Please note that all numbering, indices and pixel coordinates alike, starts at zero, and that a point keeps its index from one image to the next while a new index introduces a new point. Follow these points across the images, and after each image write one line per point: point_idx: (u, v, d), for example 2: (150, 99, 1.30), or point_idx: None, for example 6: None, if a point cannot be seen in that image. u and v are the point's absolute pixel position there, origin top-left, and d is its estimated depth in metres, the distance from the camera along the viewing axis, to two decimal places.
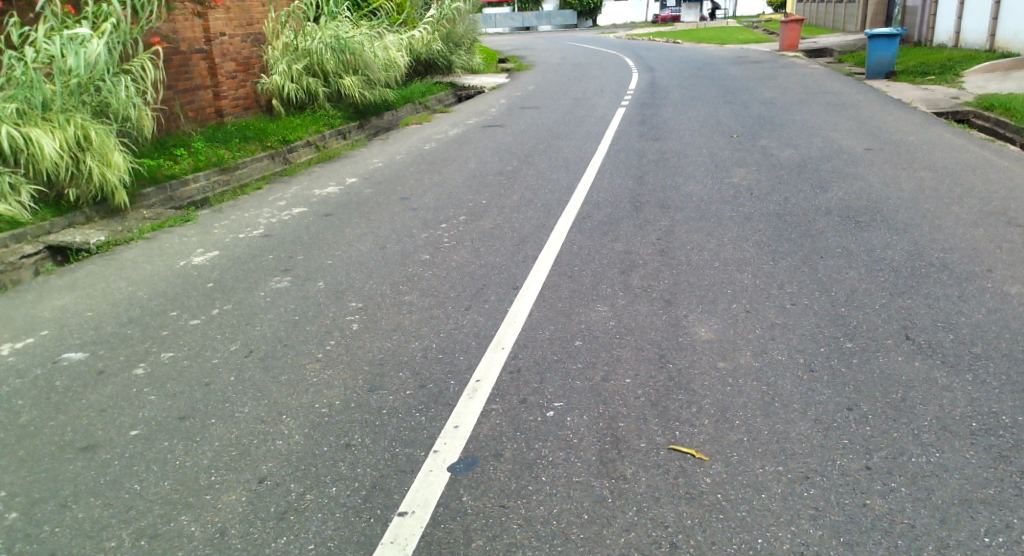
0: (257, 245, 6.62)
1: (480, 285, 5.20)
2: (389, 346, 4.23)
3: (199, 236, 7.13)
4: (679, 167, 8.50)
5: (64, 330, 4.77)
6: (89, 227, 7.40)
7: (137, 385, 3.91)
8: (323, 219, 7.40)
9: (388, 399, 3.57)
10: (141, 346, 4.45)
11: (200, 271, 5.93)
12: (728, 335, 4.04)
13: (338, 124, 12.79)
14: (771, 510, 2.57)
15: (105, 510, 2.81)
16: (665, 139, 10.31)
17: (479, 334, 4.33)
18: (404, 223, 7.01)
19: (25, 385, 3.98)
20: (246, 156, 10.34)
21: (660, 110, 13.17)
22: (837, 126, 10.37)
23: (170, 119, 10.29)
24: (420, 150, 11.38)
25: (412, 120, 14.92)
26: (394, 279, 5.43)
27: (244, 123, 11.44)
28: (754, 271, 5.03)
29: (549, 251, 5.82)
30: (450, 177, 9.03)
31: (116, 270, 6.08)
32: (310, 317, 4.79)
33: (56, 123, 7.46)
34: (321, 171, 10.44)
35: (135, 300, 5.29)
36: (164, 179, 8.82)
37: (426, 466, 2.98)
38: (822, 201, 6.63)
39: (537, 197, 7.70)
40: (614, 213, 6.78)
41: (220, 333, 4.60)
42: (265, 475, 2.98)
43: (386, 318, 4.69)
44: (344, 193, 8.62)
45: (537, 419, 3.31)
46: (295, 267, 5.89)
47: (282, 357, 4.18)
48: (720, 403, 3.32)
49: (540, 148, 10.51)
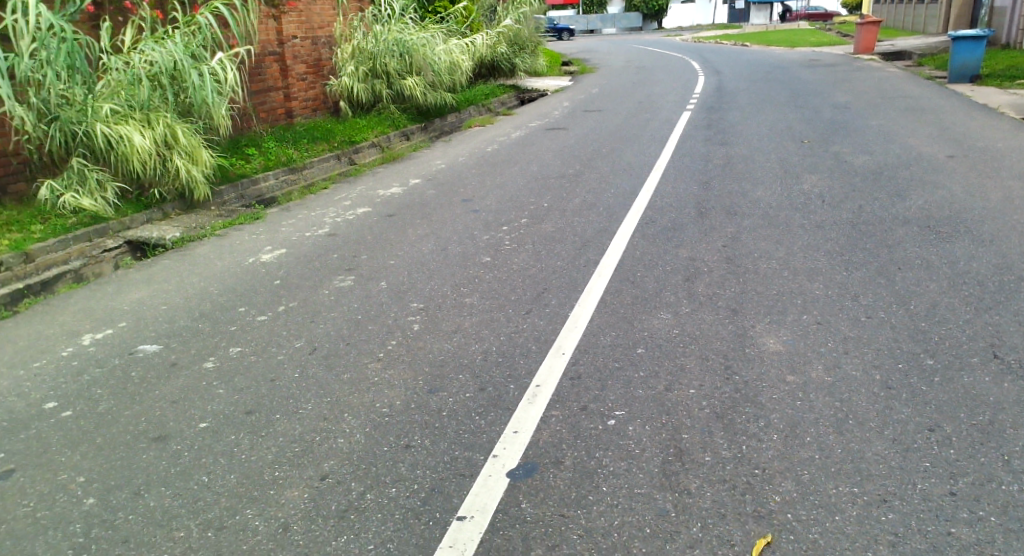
0: (322, 244, 6.75)
1: (541, 288, 5.16)
2: (450, 348, 4.23)
3: (267, 234, 7.31)
4: (747, 173, 8.29)
5: (140, 323, 4.95)
6: (165, 223, 7.68)
7: (207, 379, 4.02)
8: (387, 220, 7.50)
9: (448, 402, 3.57)
10: (212, 340, 4.58)
11: (268, 268, 6.08)
12: (798, 348, 3.90)
13: (402, 125, 12.97)
14: (845, 533, 2.46)
15: (174, 500, 2.88)
16: (731, 143, 10.08)
17: (539, 339, 4.29)
18: (466, 225, 7.04)
19: (103, 374, 4.14)
20: (313, 156, 10.57)
21: (727, 114, 12.90)
22: (916, 132, 9.95)
23: (243, 120, 10.62)
24: (483, 152, 11.44)
25: (475, 123, 15.01)
26: (455, 281, 5.45)
27: (313, 124, 11.69)
28: (826, 282, 4.85)
29: (611, 256, 5.75)
30: (512, 180, 9.03)
31: (189, 266, 6.28)
32: (373, 317, 4.84)
33: (146, 122, 7.82)
34: (386, 172, 10.60)
35: (206, 296, 5.45)
36: (236, 178, 9.10)
37: (485, 471, 2.96)
38: (899, 210, 6.36)
39: (599, 201, 7.62)
40: (678, 219, 6.66)
41: (286, 330, 4.69)
42: (327, 473, 3.02)
43: (447, 319, 4.70)
44: (408, 194, 8.72)
45: (598, 427, 3.25)
46: (358, 266, 5.98)
47: (344, 355, 4.24)
48: (790, 418, 3.20)
49: (603, 152, 10.42)
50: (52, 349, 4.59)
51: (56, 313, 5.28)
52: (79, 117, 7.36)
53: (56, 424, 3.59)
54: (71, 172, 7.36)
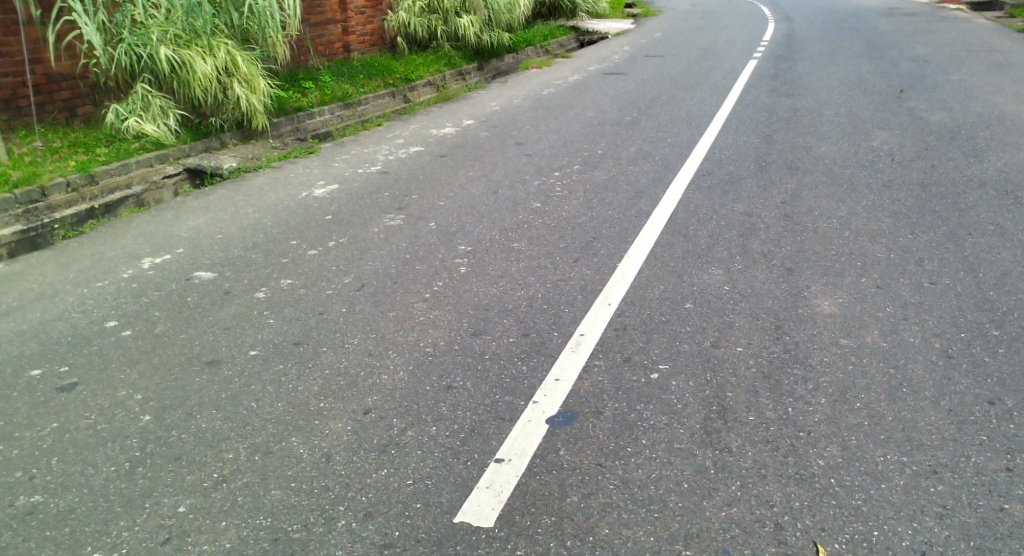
0: (374, 181, 6.77)
1: (590, 237, 5.09)
2: (495, 292, 4.23)
3: (321, 168, 7.35)
4: (813, 126, 7.95)
5: (196, 250, 5.07)
6: (223, 152, 7.79)
7: (258, 308, 4.11)
8: (439, 160, 7.46)
9: (491, 345, 3.59)
10: (264, 271, 4.67)
11: (320, 203, 6.14)
12: (854, 311, 3.78)
13: (458, 64, 12.80)
14: (890, 503, 2.40)
15: (224, 423, 2.98)
16: (798, 95, 9.65)
17: (586, 288, 4.25)
18: (518, 169, 6.96)
19: (161, 298, 4.27)
20: (369, 92, 10.52)
21: (795, 64, 12.34)
22: (1000, 89, 9.36)
23: (301, 52, 10.57)
24: (539, 95, 11.22)
25: (532, 64, 14.70)
26: (504, 225, 5.41)
27: (370, 60, 11.60)
28: (889, 244, 4.65)
29: (664, 207, 5.62)
30: (567, 124, 8.86)
31: (244, 197, 6.38)
32: (421, 257, 4.85)
33: (207, 49, 7.93)
34: (440, 111, 10.50)
35: (260, 227, 5.54)
36: (293, 111, 9.12)
37: (524, 417, 2.97)
38: (975, 172, 6.03)
39: (656, 149, 7.43)
40: (736, 172, 6.45)
41: (335, 265, 4.75)
42: (369, 408, 3.07)
43: (494, 264, 4.68)
44: (461, 134, 8.64)
45: (640, 380, 3.22)
46: (409, 206, 5.98)
47: (391, 293, 4.28)
48: (840, 383, 3.11)
49: (662, 99, 10.12)
50: (113, 270, 4.74)
51: (117, 236, 5.44)
52: (143, 41, 7.51)
53: (116, 342, 3.73)
54: (136, 97, 7.51)
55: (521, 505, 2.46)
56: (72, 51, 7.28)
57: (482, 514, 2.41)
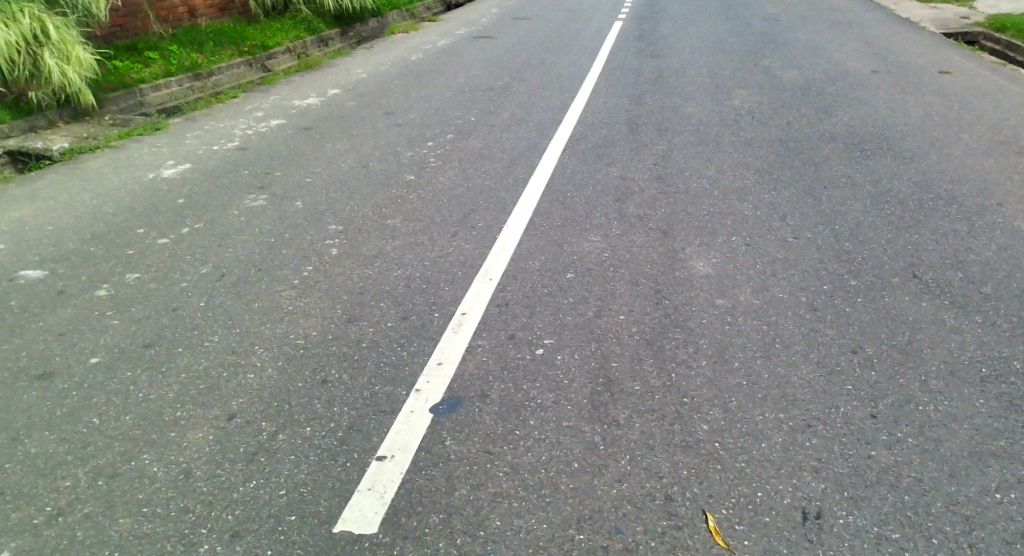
0: (232, 158, 6.28)
1: (467, 209, 4.93)
2: (370, 274, 4.00)
3: (170, 146, 6.75)
4: (678, 87, 8.12)
5: (23, 245, 4.48)
6: (51, 132, 7.10)
7: (100, 308, 3.67)
8: (302, 133, 7.03)
9: (368, 332, 3.38)
10: (106, 265, 4.18)
11: (171, 185, 5.61)
12: (727, 270, 3.84)
13: (319, 30, 12.25)
14: (771, 461, 2.43)
15: (60, 445, 2.62)
16: (663, 56, 9.82)
17: (465, 264, 4.10)
18: (389, 140, 6.67)
19: None
20: (221, 62, 9.86)
21: (658, 25, 12.57)
22: (842, 46, 9.94)
23: (138, 18, 9.66)
24: (406, 61, 10.84)
25: (398, 29, 14.24)
26: (377, 201, 5.15)
27: (220, 26, 10.83)
28: (755, 201, 4.79)
29: (540, 174, 5.55)
30: (438, 91, 8.60)
31: (79, 181, 5.72)
32: (287, 240, 4.52)
33: (10, 15, 7.15)
34: (302, 80, 9.94)
35: (101, 215, 4.97)
36: (134, 84, 8.39)
37: (406, 408, 2.80)
38: (826, 127, 6.34)
39: (528, 115, 7.33)
40: (609, 136, 6.46)
41: (190, 254, 4.33)
42: (234, 412, 2.80)
43: (368, 243, 4.42)
44: (326, 105, 8.19)
45: (525, 357, 3.13)
46: (271, 184, 5.58)
47: (255, 282, 3.95)
48: (719, 344, 3.14)
49: (532, 63, 10.02)
50: None
51: None
52: None
53: None
54: None
55: (407, 505, 2.30)
56: None
57: (365, 519, 2.23)
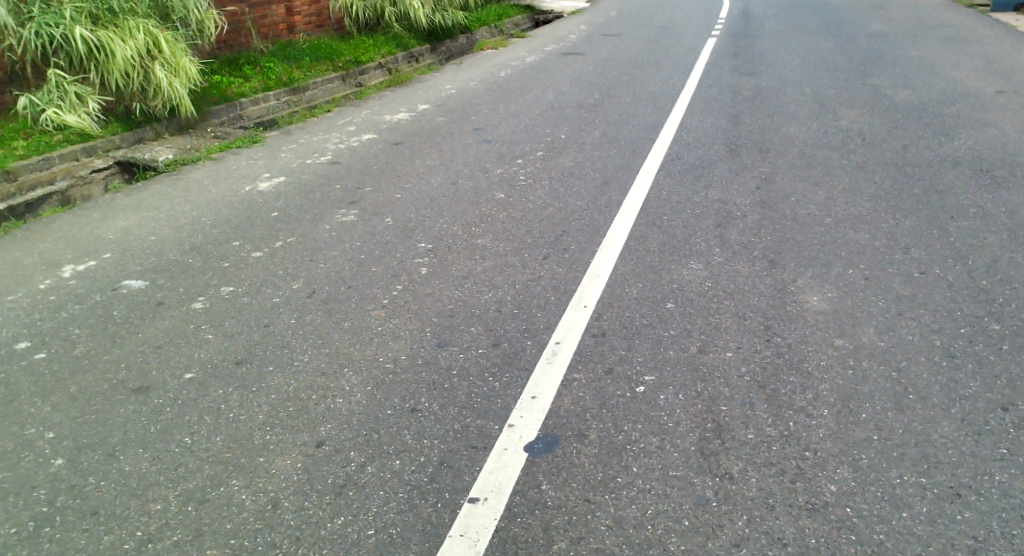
0: (324, 172, 6.33)
1: (559, 230, 4.76)
2: (460, 296, 3.88)
3: (266, 158, 6.88)
4: (778, 106, 7.74)
5: (126, 254, 4.58)
6: (157, 144, 7.40)
7: (195, 321, 3.68)
8: (393, 148, 7.04)
9: (458, 359, 3.24)
10: (202, 278, 4.22)
11: (266, 197, 5.68)
12: (846, 307, 3.52)
13: (410, 46, 12.43)
14: (914, 534, 2.13)
15: (152, 465, 2.58)
16: (761, 74, 9.44)
17: (558, 289, 3.93)
18: (478, 156, 6.59)
19: (84, 312, 3.79)
20: (316, 77, 10.09)
21: (755, 41, 12.14)
22: (959, 65, 9.30)
23: (241, 34, 10.01)
24: (495, 77, 10.82)
25: (487, 45, 14.30)
26: (466, 219, 5.05)
27: (317, 42, 11.11)
28: (872, 230, 4.43)
29: (634, 196, 5.33)
30: (527, 107, 8.50)
31: (180, 192, 5.88)
32: (377, 257, 4.47)
33: (126, 30, 7.50)
34: (393, 95, 10.06)
35: (199, 227, 5.06)
36: (235, 98, 8.65)
37: (499, 445, 2.63)
38: (947, 151, 5.87)
39: (621, 133, 7.12)
40: (707, 156, 6.18)
41: (282, 269, 4.32)
42: (323, 439, 2.70)
43: (457, 263, 4.31)
44: (416, 120, 8.22)
45: (626, 395, 2.92)
46: (362, 199, 5.57)
47: (345, 300, 3.89)
48: (842, 391, 2.84)
49: (623, 80, 9.81)
50: (30, 281, 4.21)
51: (35, 240, 4.87)
52: (56, 19, 7.03)
53: (28, 368, 3.25)
54: (51, 84, 7.09)
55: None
56: None
57: None
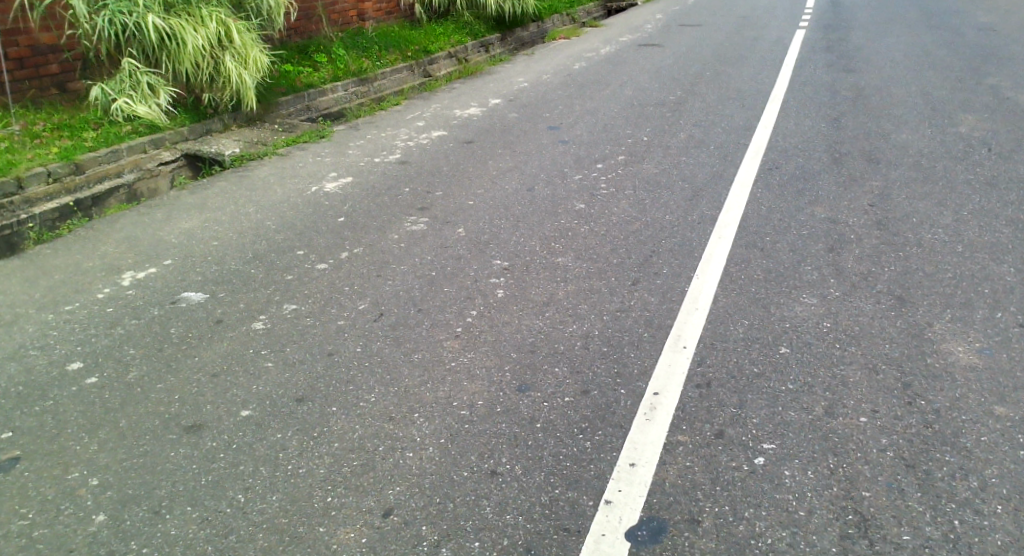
0: (393, 172, 6.02)
1: (648, 250, 4.31)
2: (541, 327, 3.48)
3: (333, 154, 6.61)
4: (884, 109, 7.06)
5: (187, 261, 4.33)
6: (224, 136, 7.22)
7: (254, 345, 3.39)
8: (464, 147, 6.68)
9: (543, 409, 2.85)
10: (264, 293, 3.93)
11: (332, 199, 5.40)
12: (1000, 362, 2.98)
13: (481, 35, 12.06)
14: None
15: (201, 530, 2.27)
16: (860, 71, 8.71)
17: (652, 323, 3.49)
18: (555, 159, 6.17)
19: (140, 329, 3.52)
20: (385, 67, 9.82)
21: (849, 34, 11.31)
22: None
23: (311, 21, 9.80)
24: (569, 69, 10.33)
25: (559, 35, 13.81)
26: (545, 233, 4.65)
27: (387, 30, 10.84)
28: (1017, 263, 3.83)
29: (730, 211, 4.83)
30: (605, 104, 8.02)
31: (245, 190, 5.64)
32: (448, 274, 4.11)
33: (198, 19, 7.32)
34: (462, 87, 9.69)
35: (263, 232, 4.79)
36: (303, 89, 8.43)
37: (596, 529, 2.23)
38: None
39: (709, 136, 6.59)
40: (809, 166, 5.61)
41: (348, 285, 4.01)
42: (390, 506, 2.35)
43: (537, 287, 3.91)
44: (488, 116, 7.84)
45: (743, 468, 2.47)
46: (432, 205, 5.22)
47: (414, 326, 3.54)
48: (1014, 480, 2.33)
49: (706, 75, 9.21)
50: (88, 288, 3.99)
51: (97, 240, 4.67)
52: (130, 8, 6.89)
53: (76, 395, 2.99)
54: (122, 73, 6.93)
55: None
56: (56, 20, 6.75)
57: None
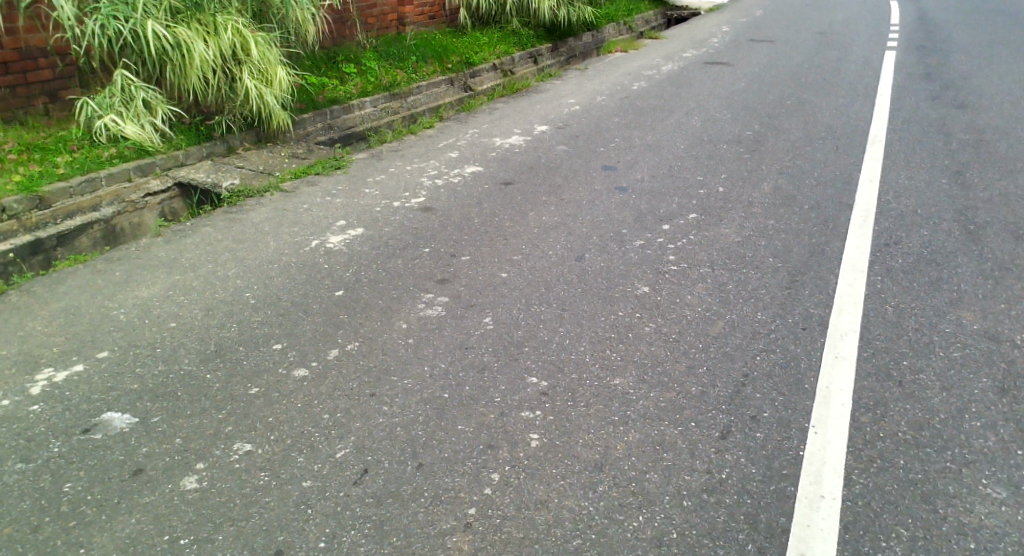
0: (414, 222, 4.99)
1: (742, 374, 3.15)
2: (591, 519, 2.37)
3: (347, 192, 5.60)
4: (1016, 161, 5.79)
5: (128, 354, 3.29)
6: (228, 160, 6.21)
7: (173, 524, 2.32)
8: (501, 189, 5.62)
9: None
10: (212, 418, 2.86)
11: (335, 260, 4.38)
12: None
13: (530, 45, 10.98)
14: None
15: None
16: (973, 107, 7.39)
17: (758, 523, 2.34)
18: (610, 214, 5.07)
19: (22, 481, 2.48)
20: (421, 80, 8.80)
21: (948, 60, 9.95)
22: None
23: (344, 26, 8.84)
24: (627, 90, 9.17)
25: (615, 46, 12.65)
26: (597, 333, 3.55)
27: (428, 37, 9.83)
28: None
29: (847, 313, 3.62)
30: (668, 139, 6.89)
31: (232, 240, 4.64)
32: (466, 398, 3.04)
33: (210, 26, 6.13)
34: (505, 107, 8.62)
35: (239, 309, 3.77)
36: (325, 104, 7.41)
37: None
38: None
39: (800, 191, 5.41)
40: (939, 243, 4.39)
41: (329, 409, 2.95)
42: None
43: (585, 432, 2.81)
44: (532, 146, 6.77)
45: None
46: (455, 277, 4.17)
47: (409, 499, 2.46)
48: None
49: (785, 106, 7.99)
50: None
51: (28, 311, 3.67)
52: (126, 12, 5.73)
53: None
54: (113, 86, 5.86)
55: None
56: (42, 21, 5.72)
57: None
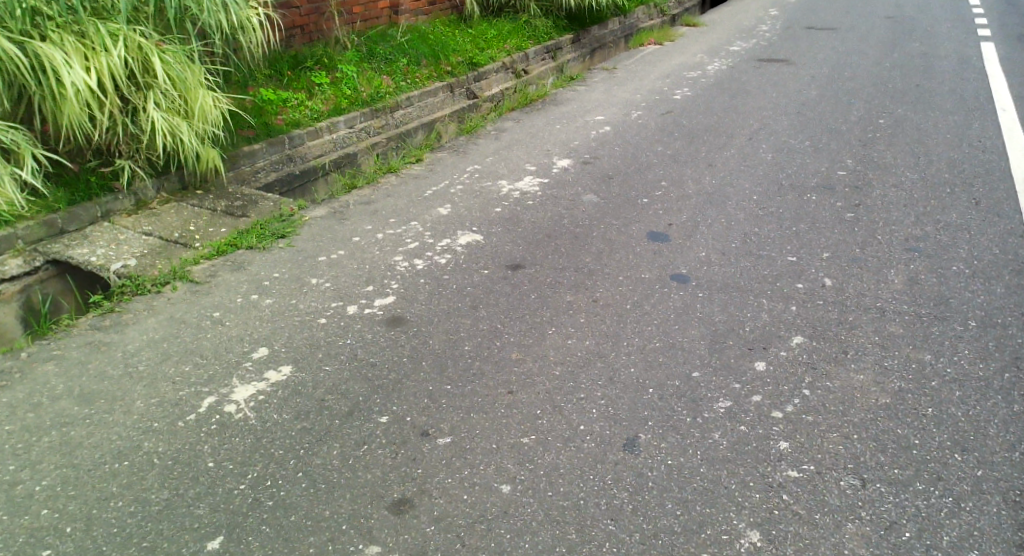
0: (371, 351, 3.26)
1: None
2: None
3: (287, 284, 3.87)
4: None
5: None
6: (131, 222, 4.43)
7: None
8: (507, 281, 3.88)
9: None
10: None
11: (228, 447, 2.66)
12: None
13: (548, 37, 9.10)
14: None
15: None
16: None
17: None
18: (672, 340, 3.33)
19: None
20: (414, 88, 6.98)
21: None
22: None
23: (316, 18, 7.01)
24: (669, 101, 7.35)
25: (647, 38, 10.74)
26: None
27: (423, 31, 7.99)
28: None
29: None
30: (735, 186, 5.10)
31: (73, 398, 2.91)
32: None
33: (94, 40, 4.33)
34: (515, 126, 6.83)
35: None
36: (282, 129, 5.62)
37: None
38: None
39: (954, 292, 3.62)
40: None
41: None
42: None
43: None
44: (550, 195, 5.01)
45: None
46: (423, 498, 2.44)
47: None
48: None
49: (877, 129, 6.18)
50: None
51: None
52: None
53: None
54: None
55: None
56: None
57: None
